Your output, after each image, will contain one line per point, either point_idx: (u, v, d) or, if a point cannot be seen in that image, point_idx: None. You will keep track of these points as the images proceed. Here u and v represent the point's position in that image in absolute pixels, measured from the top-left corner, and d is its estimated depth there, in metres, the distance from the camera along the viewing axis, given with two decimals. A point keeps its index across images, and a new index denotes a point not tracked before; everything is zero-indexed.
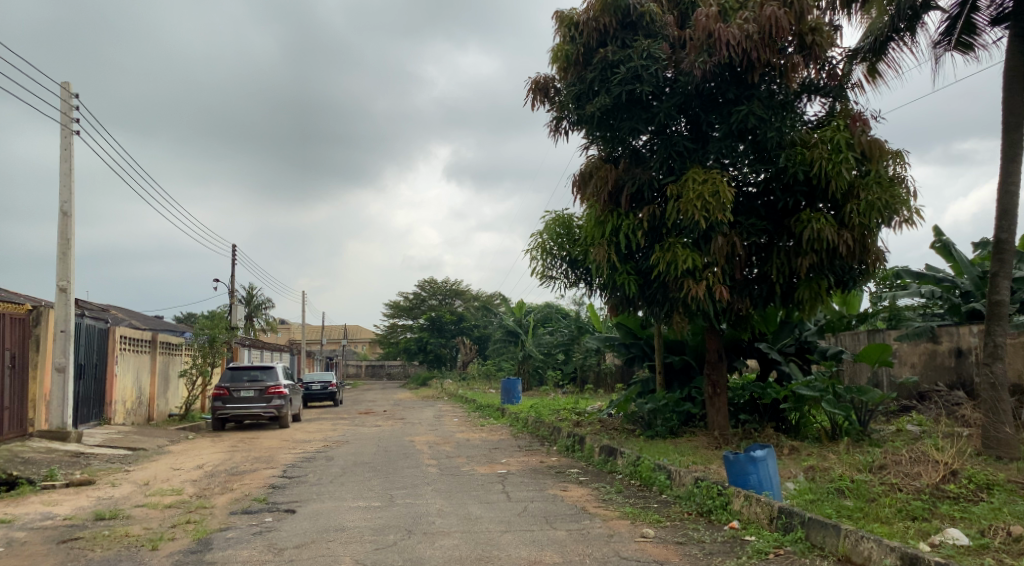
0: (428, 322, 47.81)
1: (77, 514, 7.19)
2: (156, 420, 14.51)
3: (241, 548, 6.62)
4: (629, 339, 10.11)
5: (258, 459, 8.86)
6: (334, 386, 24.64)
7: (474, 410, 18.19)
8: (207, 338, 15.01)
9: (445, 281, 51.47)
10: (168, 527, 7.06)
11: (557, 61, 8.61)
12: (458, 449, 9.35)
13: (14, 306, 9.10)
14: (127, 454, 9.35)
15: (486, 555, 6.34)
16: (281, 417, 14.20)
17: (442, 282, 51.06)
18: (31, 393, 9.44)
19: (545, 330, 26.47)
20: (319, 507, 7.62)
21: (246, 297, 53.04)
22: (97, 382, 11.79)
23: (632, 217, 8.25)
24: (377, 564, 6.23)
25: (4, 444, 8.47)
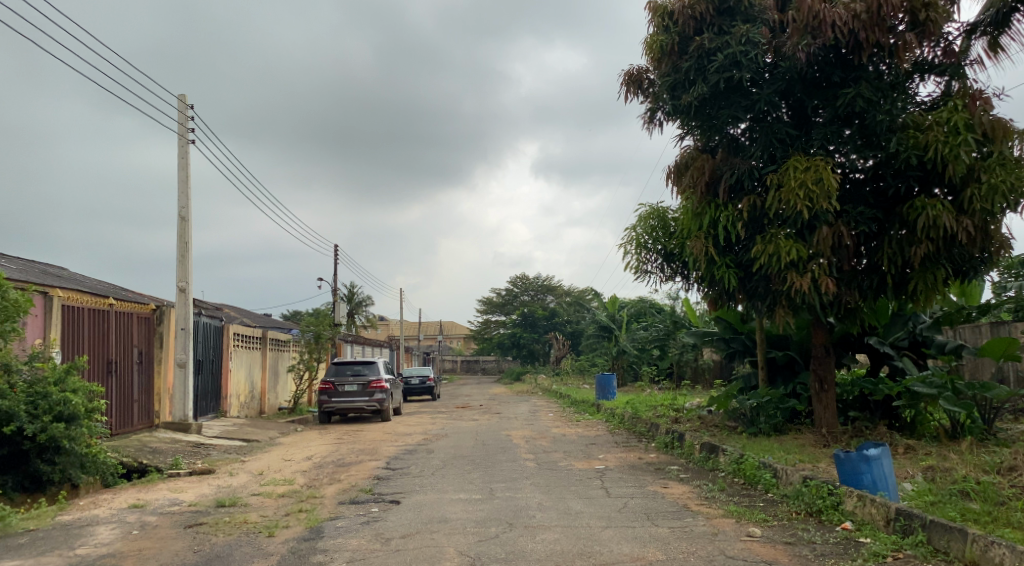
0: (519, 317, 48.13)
1: (201, 500, 7.64)
2: (267, 413, 15.21)
3: (350, 536, 7.15)
4: (729, 333, 9.77)
5: (362, 451, 9.05)
6: (432, 380, 25.31)
7: (569, 405, 18.12)
8: (312, 335, 15.67)
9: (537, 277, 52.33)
10: (282, 515, 7.48)
11: (651, 51, 8.40)
12: (555, 445, 9.32)
13: (139, 306, 9.65)
14: (242, 446, 9.81)
15: (587, 550, 6.53)
16: (384, 411, 14.61)
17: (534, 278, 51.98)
18: (158, 388, 10.06)
19: (640, 324, 26.21)
20: (423, 499, 7.83)
21: (348, 294, 54.85)
22: (214, 377, 12.45)
23: (731, 208, 8.03)
24: (481, 557, 6.52)
25: (134, 435, 9.07)
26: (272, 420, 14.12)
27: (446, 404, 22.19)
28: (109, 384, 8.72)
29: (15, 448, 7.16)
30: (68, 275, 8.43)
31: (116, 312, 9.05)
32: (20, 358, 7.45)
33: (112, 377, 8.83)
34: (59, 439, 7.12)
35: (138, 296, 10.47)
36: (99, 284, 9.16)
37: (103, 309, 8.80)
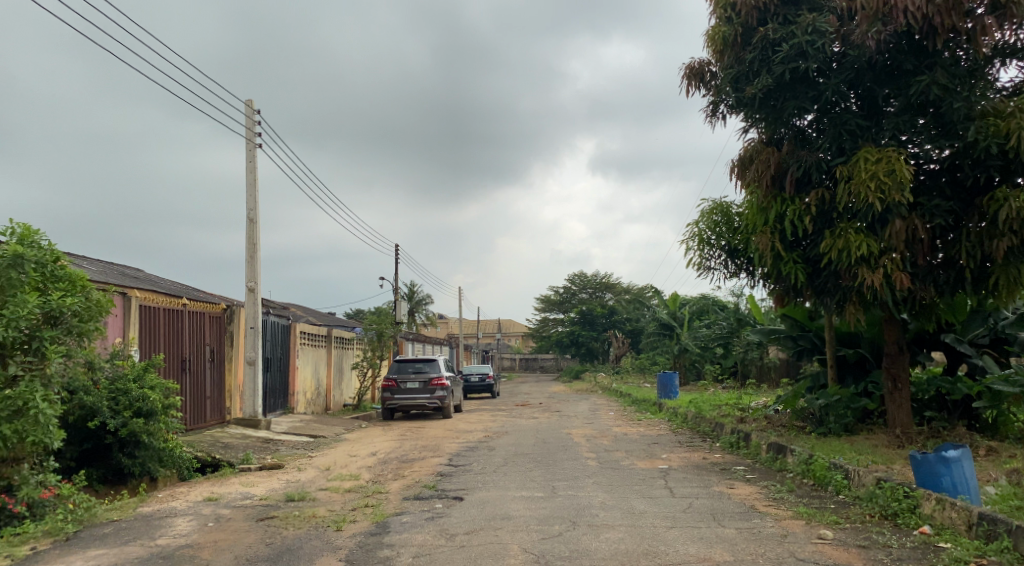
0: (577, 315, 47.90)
1: (272, 494, 7.86)
2: (332, 410, 15.57)
3: (415, 532, 7.24)
4: (796, 330, 9.52)
5: (425, 448, 9.16)
6: (492, 378, 25.48)
7: (630, 404, 17.93)
8: (375, 333, 15.98)
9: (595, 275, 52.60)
10: (349, 509, 7.63)
11: (713, 43, 8.28)
12: (617, 444, 9.24)
13: (211, 305, 9.98)
14: (309, 442, 10.05)
15: (652, 550, 6.46)
16: (445, 409, 14.76)
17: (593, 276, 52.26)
18: (229, 385, 10.40)
19: (702, 322, 25.76)
20: (486, 495, 7.88)
21: (410, 292, 55.67)
22: (282, 374, 12.80)
23: (798, 202, 7.84)
24: (546, 555, 6.53)
25: (208, 430, 9.40)
26: (338, 417, 14.43)
27: (506, 402, 22.28)
28: (183, 381, 9.05)
29: (99, 442, 7.60)
30: (144, 276, 8.78)
31: (189, 312, 9.38)
32: (102, 356, 7.83)
33: (186, 374, 9.16)
34: (139, 433, 7.50)
35: (209, 296, 10.81)
36: (173, 284, 9.50)
37: (176, 308, 9.13)
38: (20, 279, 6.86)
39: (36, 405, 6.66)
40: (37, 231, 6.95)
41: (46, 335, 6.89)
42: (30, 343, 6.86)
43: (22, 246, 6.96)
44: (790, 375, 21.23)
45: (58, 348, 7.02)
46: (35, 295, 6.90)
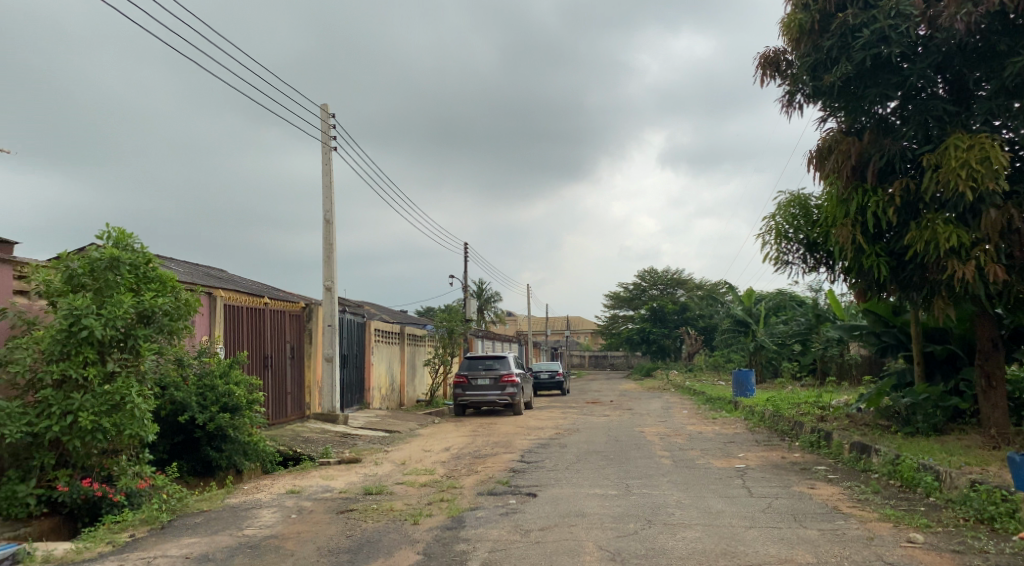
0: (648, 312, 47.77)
1: (350, 488, 8.06)
2: (406, 405, 15.89)
3: (491, 527, 7.31)
4: (880, 326, 9.19)
5: (497, 444, 9.23)
6: (562, 375, 25.54)
7: (705, 402, 17.61)
8: (446, 330, 16.23)
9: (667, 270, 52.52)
10: (425, 504, 7.76)
11: (789, 31, 8.08)
12: (692, 442, 9.11)
13: (291, 304, 10.32)
14: (385, 436, 10.27)
15: (731, 550, 6.35)
16: (516, 405, 14.86)
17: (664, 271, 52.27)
18: (309, 381, 10.74)
19: (779, 318, 25.07)
20: (559, 492, 7.89)
21: (478, 290, 56.22)
22: (358, 371, 13.14)
23: (881, 193, 7.53)
24: (622, 553, 6.49)
25: (289, 425, 9.73)
26: (411, 412, 14.72)
27: (576, 399, 22.26)
28: (265, 377, 9.39)
29: (189, 436, 7.94)
30: (227, 276, 9.14)
31: (270, 310, 9.73)
32: (191, 353, 8.21)
33: (267, 371, 9.50)
34: (225, 427, 7.81)
35: (288, 295, 11.18)
36: (255, 284, 9.87)
37: (258, 307, 9.47)
38: (116, 280, 7.32)
39: (133, 400, 7.04)
40: (131, 234, 7.33)
41: (140, 334, 7.25)
42: (126, 341, 7.24)
43: (118, 250, 7.39)
44: (873, 372, 20.46)
45: (151, 345, 7.37)
46: (129, 296, 7.29)
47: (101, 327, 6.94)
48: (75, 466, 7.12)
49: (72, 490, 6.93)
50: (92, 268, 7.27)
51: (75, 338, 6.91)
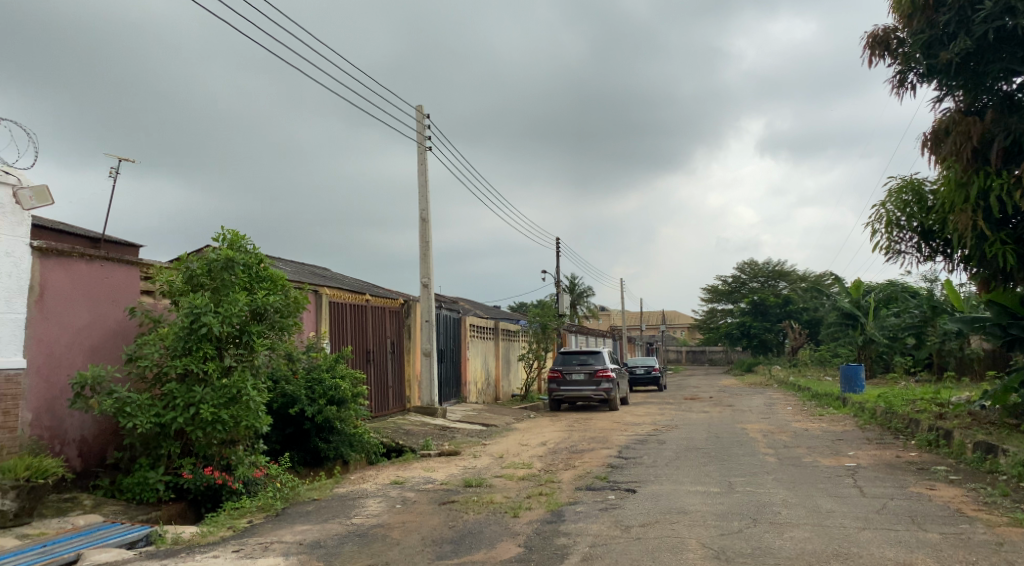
0: (750, 306, 47.05)
1: (451, 480, 8.25)
2: (501, 399, 16.14)
3: (591, 521, 7.31)
4: (1005, 320, 8.42)
5: (595, 439, 9.22)
6: (658, 371, 25.30)
7: (809, 399, 16.95)
8: (540, 325, 16.38)
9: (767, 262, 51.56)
10: (525, 497, 7.84)
11: (900, 7, 7.61)
12: (798, 439, 8.83)
13: (390, 301, 10.64)
14: (482, 430, 10.44)
15: (843, 551, 6.11)
16: (612, 401, 14.80)
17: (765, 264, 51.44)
18: (408, 375, 11.05)
19: (890, 311, 23.84)
20: (659, 489, 7.80)
21: (570, 285, 56.31)
22: (455, 365, 13.43)
23: (1007, 176, 7.04)
24: (726, 551, 6.36)
25: (391, 418, 10.06)
26: (507, 406, 14.93)
27: (672, 394, 21.91)
28: (368, 371, 9.74)
29: (299, 427, 8.33)
30: (330, 275, 9.49)
31: (372, 307, 10.06)
32: (301, 347, 8.60)
33: (370, 364, 9.85)
34: (332, 420, 8.18)
35: (388, 292, 11.53)
36: (356, 282, 10.24)
37: (360, 304, 9.82)
38: (231, 280, 7.71)
39: (249, 393, 7.42)
40: (243, 236, 7.73)
41: (254, 330, 7.64)
42: (241, 337, 7.64)
43: (232, 251, 7.80)
44: (999, 368, 19.11)
45: (264, 341, 7.77)
46: (244, 294, 7.68)
47: (218, 324, 7.32)
48: (199, 455, 7.57)
49: (196, 477, 7.36)
50: (209, 268, 7.69)
51: (196, 335, 7.32)
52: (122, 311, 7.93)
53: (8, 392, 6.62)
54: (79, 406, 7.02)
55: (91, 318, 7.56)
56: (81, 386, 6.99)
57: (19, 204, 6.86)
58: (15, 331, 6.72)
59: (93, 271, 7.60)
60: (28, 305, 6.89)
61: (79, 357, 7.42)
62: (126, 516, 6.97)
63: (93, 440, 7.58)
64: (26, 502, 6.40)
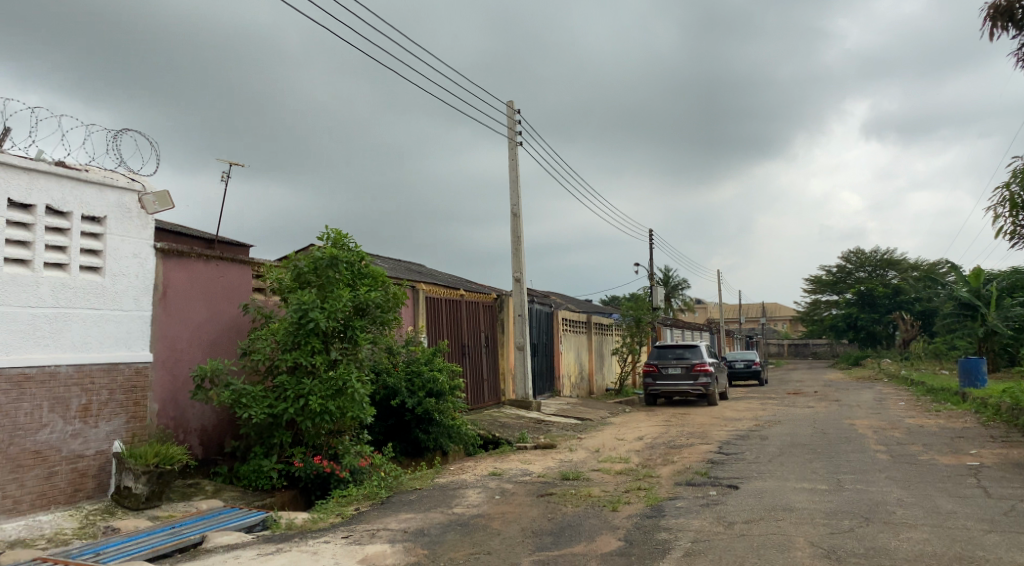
0: (857, 298, 45.44)
1: (548, 472, 8.31)
2: (596, 393, 16.15)
3: (692, 517, 7.20)
4: None
5: (693, 434, 9.08)
6: (758, 364, 24.62)
7: (923, 395, 15.99)
8: (633, 319, 16.30)
9: (875, 252, 49.64)
10: (623, 491, 7.80)
11: None
12: (912, 437, 8.41)
13: (483, 296, 10.81)
14: (577, 424, 10.47)
15: (968, 555, 5.77)
16: (710, 396, 14.53)
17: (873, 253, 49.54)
18: (503, 368, 11.22)
19: (1015, 300, 22.20)
20: (763, 485, 7.60)
21: (664, 277, 55.41)
22: (549, 359, 13.53)
23: None
24: (837, 551, 6.12)
25: (487, 411, 10.24)
26: (602, 401, 14.91)
27: (774, 389, 21.17)
28: (464, 364, 9.93)
29: (400, 419, 8.58)
30: (426, 270, 9.72)
31: (466, 302, 10.26)
32: (400, 341, 8.86)
33: (466, 358, 10.04)
34: (431, 411, 8.44)
35: (481, 287, 11.72)
36: (450, 277, 10.46)
37: (455, 299, 10.02)
38: (335, 277, 8.01)
39: (353, 385, 7.64)
40: (346, 235, 8.02)
41: (357, 325, 7.91)
42: (345, 332, 7.93)
43: (335, 249, 8.10)
44: None
45: (366, 335, 8.04)
46: (347, 291, 7.96)
47: (325, 319, 7.62)
48: (308, 445, 7.91)
49: (306, 466, 7.69)
50: (315, 266, 8.02)
51: (304, 330, 7.65)
52: (236, 307, 8.37)
53: (138, 384, 7.17)
54: (200, 398, 7.44)
55: (209, 315, 8.01)
56: (201, 378, 7.43)
57: (144, 209, 7.34)
58: (143, 328, 7.27)
59: (209, 271, 8.04)
60: (153, 303, 7.41)
61: (199, 352, 7.88)
62: (243, 502, 7.37)
63: (213, 429, 8.05)
64: (155, 486, 6.82)
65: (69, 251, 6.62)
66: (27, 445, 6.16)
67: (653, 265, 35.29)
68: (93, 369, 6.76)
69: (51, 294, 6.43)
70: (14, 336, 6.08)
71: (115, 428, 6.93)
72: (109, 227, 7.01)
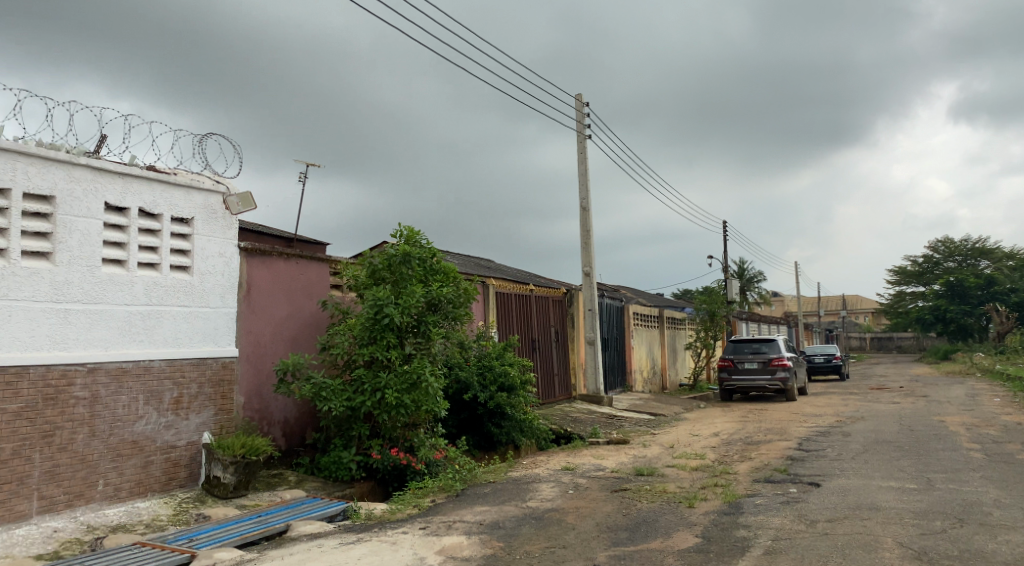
0: (945, 288, 43.74)
1: (622, 468, 8.28)
2: (669, 388, 15.98)
3: (772, 514, 7.03)
4: None
5: (771, 430, 8.89)
6: (840, 359, 23.85)
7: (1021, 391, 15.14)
8: (707, 313, 16.08)
9: (965, 240, 47.45)
10: (699, 487, 7.69)
11: None
12: (1010, 435, 8.00)
13: (553, 290, 10.84)
14: (651, 419, 10.38)
15: None
16: (789, 391, 14.16)
17: (963, 242, 47.37)
18: (573, 363, 11.23)
19: None
20: (846, 484, 7.36)
21: (738, 269, 54.27)
22: (620, 354, 13.46)
23: None
24: (929, 552, 5.87)
25: (559, 405, 10.28)
26: (675, 396, 14.74)
27: (857, 384, 20.48)
28: (535, 359, 9.99)
29: (473, 412, 8.71)
30: (496, 266, 9.80)
31: (535, 297, 10.30)
32: (471, 336, 8.97)
33: (536, 353, 10.11)
34: (503, 405, 8.55)
35: (550, 283, 11.76)
36: (519, 272, 10.53)
37: (525, 294, 10.08)
38: (409, 273, 8.16)
39: (427, 379, 7.76)
40: (419, 232, 8.14)
41: (430, 321, 8.03)
42: (419, 327, 8.06)
43: (408, 246, 8.24)
44: None
45: (440, 330, 8.16)
46: (420, 286, 8.09)
47: (399, 315, 7.76)
48: (385, 437, 8.11)
49: (384, 458, 7.87)
50: (389, 263, 8.18)
51: (379, 325, 7.81)
52: (315, 303, 8.62)
53: (225, 377, 7.48)
54: (283, 391, 7.70)
55: (289, 311, 8.28)
56: (284, 372, 7.68)
57: (228, 210, 7.61)
58: (229, 324, 7.57)
59: (289, 268, 8.31)
60: (238, 300, 7.70)
61: (280, 346, 8.15)
62: (325, 492, 7.60)
63: (295, 421, 8.33)
64: (243, 476, 7.07)
65: (160, 250, 6.94)
66: (125, 435, 6.49)
67: (726, 259, 34.62)
68: (184, 363, 7.08)
69: (145, 293, 6.76)
70: (111, 332, 6.43)
71: (205, 420, 7.25)
72: (196, 227, 7.31)
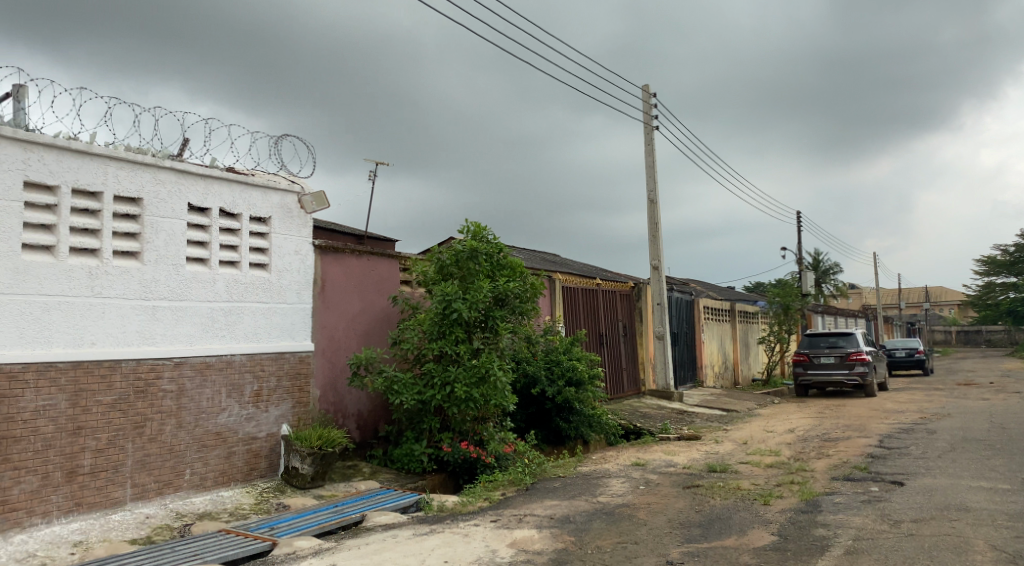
0: None
1: (693, 464, 8.18)
2: (741, 383, 15.69)
3: (852, 513, 6.82)
4: None
5: (850, 427, 8.62)
6: (922, 354, 22.91)
7: None
8: (781, 306, 15.73)
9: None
10: (775, 485, 7.53)
11: None
12: None
13: (620, 285, 10.77)
14: (723, 415, 10.21)
15: None
16: (868, 386, 13.74)
17: None
18: (642, 358, 11.14)
19: None
20: (932, 483, 7.08)
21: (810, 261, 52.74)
22: (690, 348, 13.28)
23: None
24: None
25: (628, 400, 10.23)
26: (747, 391, 14.46)
27: (945, 381, 19.60)
28: (602, 353, 9.96)
29: (541, 407, 8.74)
30: (562, 260, 9.80)
31: (603, 291, 10.26)
32: (539, 331, 8.99)
33: (604, 348, 10.07)
34: (571, 400, 8.55)
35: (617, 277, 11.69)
36: (586, 267, 10.50)
37: (592, 289, 10.05)
38: (476, 268, 8.24)
39: (495, 373, 7.82)
40: (485, 227, 8.21)
41: (498, 316, 8.09)
42: (487, 322, 8.13)
43: (475, 242, 8.32)
44: None
45: (507, 325, 8.22)
46: (487, 281, 8.16)
47: (468, 310, 7.84)
48: (455, 430, 8.21)
49: (455, 451, 7.97)
50: (457, 259, 8.28)
51: (448, 320, 7.91)
52: (386, 299, 8.80)
53: (301, 371, 7.70)
54: (356, 384, 7.89)
55: (362, 307, 8.47)
56: (358, 366, 7.88)
57: (303, 209, 7.82)
58: (305, 319, 7.79)
59: (361, 265, 8.50)
60: (313, 295, 7.92)
61: (353, 341, 8.35)
62: (398, 483, 7.75)
63: (368, 414, 8.53)
64: (319, 467, 7.27)
65: (239, 249, 7.19)
66: (210, 426, 6.76)
67: (799, 251, 33.61)
68: (263, 358, 7.32)
69: (226, 289, 7.02)
70: (196, 327, 6.71)
71: (283, 412, 7.49)
72: (273, 226, 7.55)
